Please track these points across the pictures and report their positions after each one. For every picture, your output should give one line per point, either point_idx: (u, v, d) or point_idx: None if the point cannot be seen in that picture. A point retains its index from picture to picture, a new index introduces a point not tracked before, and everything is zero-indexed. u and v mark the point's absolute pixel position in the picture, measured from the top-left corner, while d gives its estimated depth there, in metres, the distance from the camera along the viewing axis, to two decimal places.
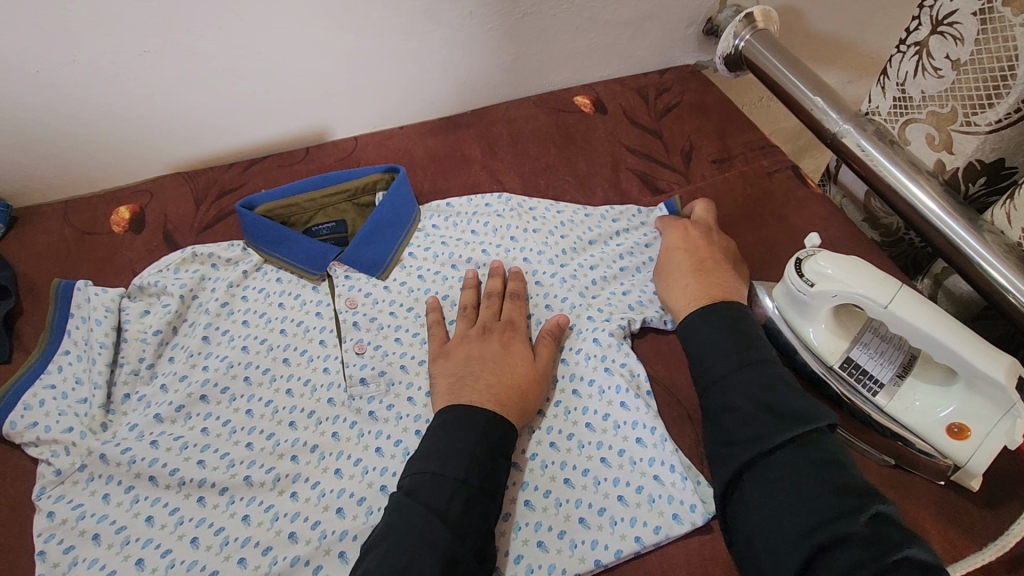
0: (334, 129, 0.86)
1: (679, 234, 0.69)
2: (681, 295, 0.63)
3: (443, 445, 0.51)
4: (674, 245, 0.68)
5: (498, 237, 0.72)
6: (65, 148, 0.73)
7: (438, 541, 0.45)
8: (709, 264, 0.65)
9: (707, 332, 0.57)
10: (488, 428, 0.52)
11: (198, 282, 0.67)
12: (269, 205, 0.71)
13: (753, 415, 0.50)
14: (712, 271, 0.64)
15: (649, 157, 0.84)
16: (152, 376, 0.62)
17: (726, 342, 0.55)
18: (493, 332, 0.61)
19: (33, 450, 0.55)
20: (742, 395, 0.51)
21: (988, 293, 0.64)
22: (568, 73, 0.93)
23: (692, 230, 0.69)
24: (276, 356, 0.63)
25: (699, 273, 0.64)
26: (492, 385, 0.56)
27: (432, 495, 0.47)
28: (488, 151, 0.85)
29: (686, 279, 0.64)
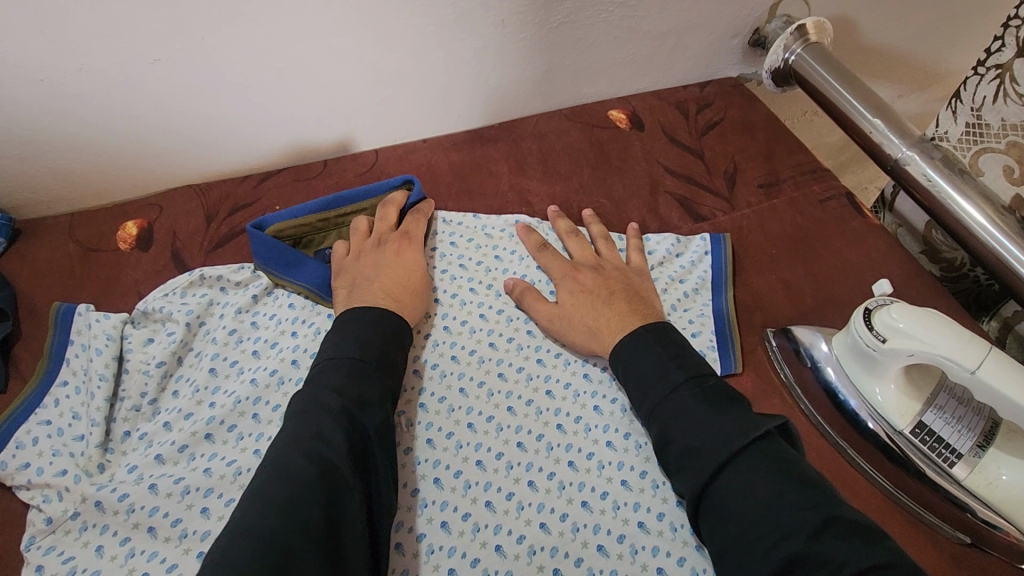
0: (354, 142, 0.81)
1: (572, 274, 0.64)
2: (603, 329, 0.59)
3: (335, 337, 0.54)
4: (568, 285, 0.63)
5: (524, 265, 0.68)
6: (70, 158, 0.69)
7: (331, 408, 0.49)
8: (623, 292, 0.61)
9: (639, 351, 0.54)
10: (377, 325, 0.56)
11: (205, 308, 0.63)
12: (281, 225, 0.66)
13: (699, 424, 0.48)
14: (623, 298, 0.60)
15: (689, 179, 0.78)
16: (155, 411, 0.57)
17: (655, 367, 0.53)
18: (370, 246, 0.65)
19: (24, 493, 0.51)
20: (682, 420, 0.49)
21: None
22: (603, 84, 0.87)
23: (580, 270, 0.64)
24: (287, 392, 0.59)
25: (611, 304, 0.60)
26: (386, 286, 0.61)
27: (329, 377, 0.51)
28: (516, 168, 0.80)
29: (597, 311, 0.60)
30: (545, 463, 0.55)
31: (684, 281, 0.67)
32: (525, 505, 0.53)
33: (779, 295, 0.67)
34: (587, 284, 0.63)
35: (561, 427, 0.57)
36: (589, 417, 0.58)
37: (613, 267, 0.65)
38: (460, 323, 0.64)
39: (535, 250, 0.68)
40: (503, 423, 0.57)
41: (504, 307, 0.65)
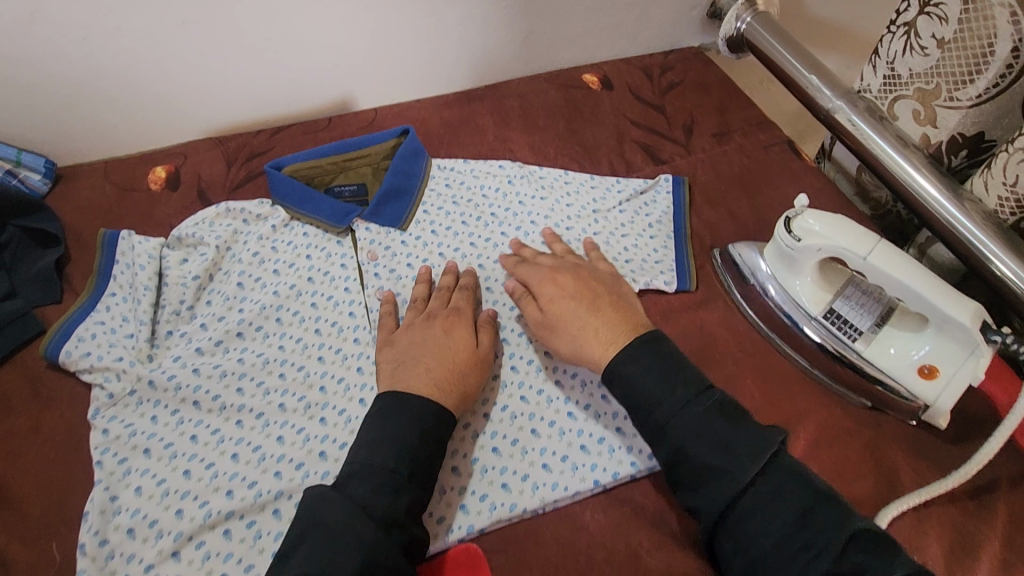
0: (356, 100, 0.91)
1: (553, 278, 0.64)
2: (590, 339, 0.59)
3: (373, 433, 0.53)
4: (548, 289, 0.63)
5: (508, 201, 0.79)
6: (106, 112, 0.79)
7: (360, 528, 0.46)
8: (607, 297, 0.61)
9: (637, 366, 0.55)
10: (421, 415, 0.54)
11: (232, 235, 0.73)
12: (295, 166, 0.77)
13: (709, 451, 0.50)
14: (608, 305, 0.61)
15: (652, 130, 0.89)
16: (191, 316, 0.67)
17: (656, 383, 0.54)
18: (438, 318, 0.63)
19: (87, 376, 0.61)
20: (695, 436, 0.51)
21: (969, 259, 0.69)
22: (577, 51, 0.98)
23: (559, 275, 0.64)
24: (305, 301, 0.69)
25: (596, 310, 0.60)
26: (433, 370, 0.57)
27: (359, 488, 0.49)
28: (501, 122, 0.90)
29: (582, 319, 0.60)
30: (526, 351, 0.65)
31: (649, 214, 0.78)
32: (509, 383, 0.63)
33: (726, 224, 0.78)
34: (568, 287, 0.63)
35: None
36: None
37: (577, 267, 0.65)
38: (452, 248, 0.74)
39: (511, 266, 0.68)
40: (491, 324, 0.68)
41: (490, 236, 0.76)
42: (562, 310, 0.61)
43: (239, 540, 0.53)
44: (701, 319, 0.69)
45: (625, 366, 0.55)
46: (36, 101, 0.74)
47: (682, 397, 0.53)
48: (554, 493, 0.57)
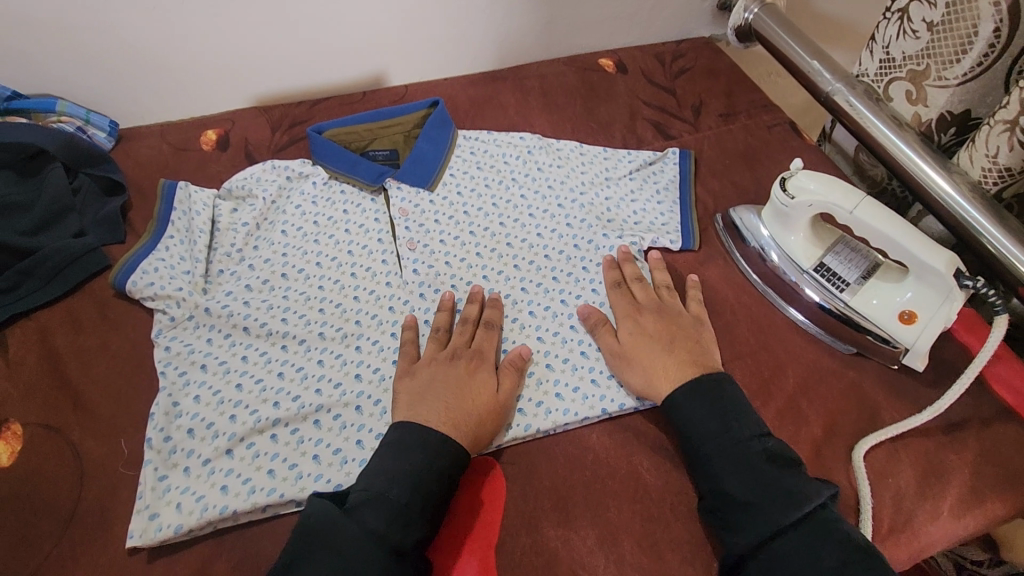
0: (389, 76, 1.00)
1: (634, 315, 0.67)
2: (659, 377, 0.62)
3: (387, 466, 0.54)
4: (626, 325, 0.66)
5: (527, 167, 0.85)
6: (166, 78, 0.87)
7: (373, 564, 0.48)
8: (683, 344, 0.64)
9: (691, 402, 0.59)
10: (438, 452, 0.55)
11: (278, 190, 0.80)
12: (335, 131, 0.85)
13: (750, 488, 0.53)
14: (683, 350, 0.64)
15: (663, 109, 0.95)
16: (240, 258, 0.74)
17: (713, 426, 0.57)
18: (460, 358, 0.63)
19: (150, 303, 0.69)
20: (739, 474, 0.54)
21: (961, 234, 0.73)
22: (595, 37, 1.05)
23: (643, 311, 0.68)
24: (342, 249, 0.76)
25: (669, 353, 0.63)
26: (453, 408, 0.58)
27: (374, 518, 0.51)
28: (522, 99, 0.97)
29: (658, 357, 0.63)
30: (542, 299, 0.72)
31: (658, 183, 0.84)
32: (526, 325, 0.70)
33: (729, 192, 0.84)
34: (649, 328, 0.65)
35: (555, 277, 0.74)
36: (578, 273, 0.74)
37: (659, 307, 0.68)
38: (475, 208, 0.81)
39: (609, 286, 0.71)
40: (510, 274, 0.74)
41: (510, 198, 0.82)
42: (642, 347, 0.64)
43: (284, 444, 0.60)
44: (703, 276, 0.75)
45: (689, 416, 0.59)
46: (106, 64, 0.83)
47: (734, 437, 0.56)
48: (565, 418, 0.62)
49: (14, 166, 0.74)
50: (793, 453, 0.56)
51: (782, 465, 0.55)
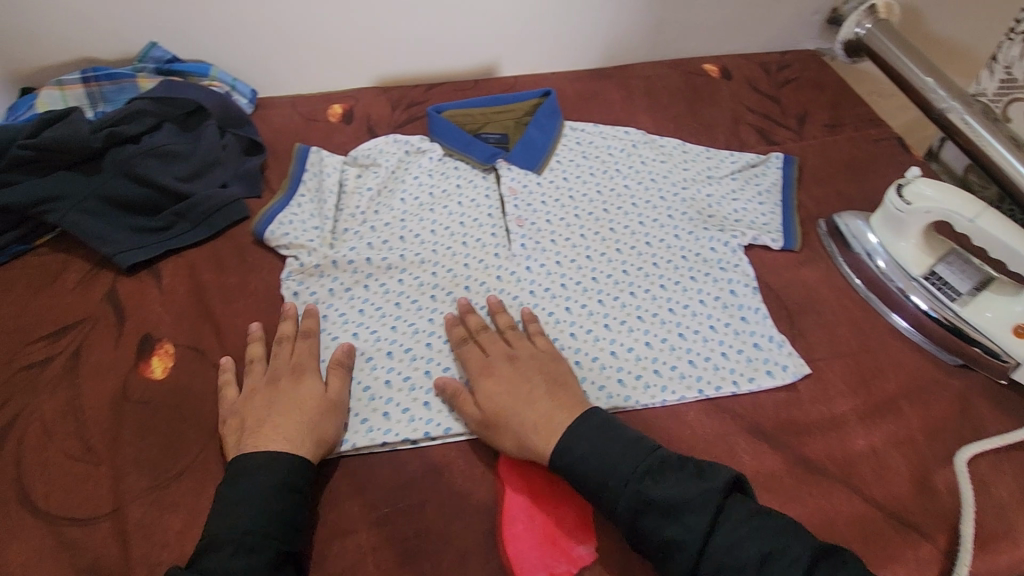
0: (501, 67, 1.05)
1: (487, 372, 0.62)
2: (530, 431, 0.57)
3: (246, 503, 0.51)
4: (488, 382, 0.61)
5: (631, 161, 0.89)
6: (303, 53, 0.96)
7: None
8: (543, 385, 0.60)
9: (592, 442, 0.54)
10: (271, 467, 0.53)
11: (398, 162, 0.87)
12: (454, 112, 0.91)
13: (653, 520, 0.50)
14: (544, 395, 0.59)
15: (766, 116, 0.97)
16: (362, 219, 0.80)
17: (598, 467, 0.53)
18: (276, 378, 0.61)
19: (285, 251, 0.75)
20: (650, 511, 0.51)
21: None
22: (701, 44, 1.08)
23: (495, 366, 0.62)
24: (455, 220, 0.81)
25: (532, 402, 0.58)
26: (278, 422, 0.56)
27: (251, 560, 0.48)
28: (627, 97, 1.00)
29: (527, 409, 0.58)
30: (643, 282, 0.74)
31: (760, 185, 0.86)
32: (626, 304, 0.72)
33: (833, 199, 0.85)
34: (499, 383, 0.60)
35: (656, 263, 0.76)
36: (678, 261, 0.76)
37: (538, 360, 0.62)
38: (581, 194, 0.84)
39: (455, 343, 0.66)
40: (612, 256, 0.77)
41: (614, 187, 0.85)
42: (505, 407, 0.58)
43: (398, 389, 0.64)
44: (804, 276, 0.75)
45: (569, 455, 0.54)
46: (256, 37, 0.92)
47: (623, 475, 0.52)
48: (663, 394, 0.64)
49: (175, 120, 0.82)
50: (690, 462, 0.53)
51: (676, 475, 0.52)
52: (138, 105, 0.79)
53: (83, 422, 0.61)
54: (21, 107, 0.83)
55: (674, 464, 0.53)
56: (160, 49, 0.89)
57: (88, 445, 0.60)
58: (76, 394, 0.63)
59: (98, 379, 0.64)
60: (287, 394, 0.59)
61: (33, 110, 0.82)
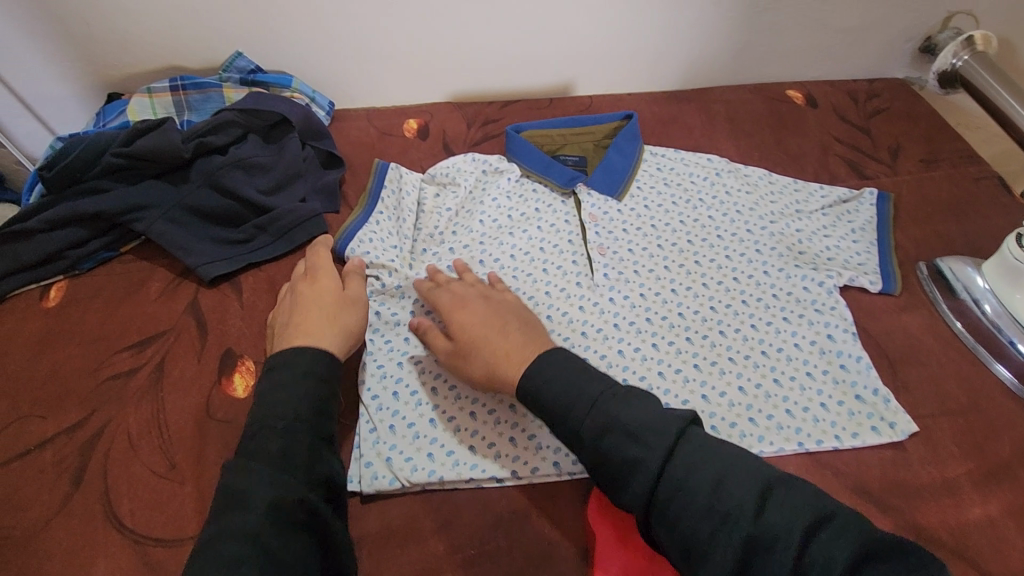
0: (578, 86, 1.03)
1: (460, 306, 0.65)
2: (501, 360, 0.60)
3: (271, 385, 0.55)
4: (460, 315, 0.64)
5: (715, 190, 0.85)
6: (383, 66, 0.95)
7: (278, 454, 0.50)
8: (514, 322, 0.63)
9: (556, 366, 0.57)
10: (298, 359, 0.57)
11: (476, 182, 0.85)
12: (533, 133, 0.89)
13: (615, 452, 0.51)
14: (516, 329, 0.62)
15: (856, 147, 0.93)
16: (440, 240, 0.79)
17: (555, 405, 0.55)
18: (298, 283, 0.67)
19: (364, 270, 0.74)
20: (622, 422, 0.52)
21: None
22: (785, 69, 1.04)
23: (465, 303, 0.65)
24: (534, 245, 0.78)
25: (504, 333, 0.62)
26: (301, 314, 0.62)
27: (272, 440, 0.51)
28: (708, 122, 0.97)
29: (495, 339, 0.61)
30: (733, 321, 0.70)
31: (853, 221, 0.81)
32: (716, 343, 0.68)
33: (933, 241, 0.80)
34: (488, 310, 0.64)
35: (745, 301, 0.72)
36: (769, 300, 0.72)
37: (499, 308, 0.65)
38: (663, 222, 0.81)
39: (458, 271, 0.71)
40: (698, 291, 0.74)
41: (698, 217, 0.82)
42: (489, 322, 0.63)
43: (482, 422, 0.62)
44: (906, 322, 0.71)
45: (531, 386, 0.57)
46: (339, 50, 0.92)
47: (578, 417, 0.54)
48: (760, 445, 0.60)
49: (259, 131, 0.82)
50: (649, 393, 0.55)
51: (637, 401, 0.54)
52: (227, 117, 0.78)
53: (166, 436, 0.61)
54: (110, 112, 0.85)
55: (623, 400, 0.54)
56: (245, 59, 0.89)
57: (173, 462, 0.59)
58: (160, 407, 0.63)
59: (181, 393, 0.64)
60: (309, 297, 0.64)
61: (122, 116, 0.84)
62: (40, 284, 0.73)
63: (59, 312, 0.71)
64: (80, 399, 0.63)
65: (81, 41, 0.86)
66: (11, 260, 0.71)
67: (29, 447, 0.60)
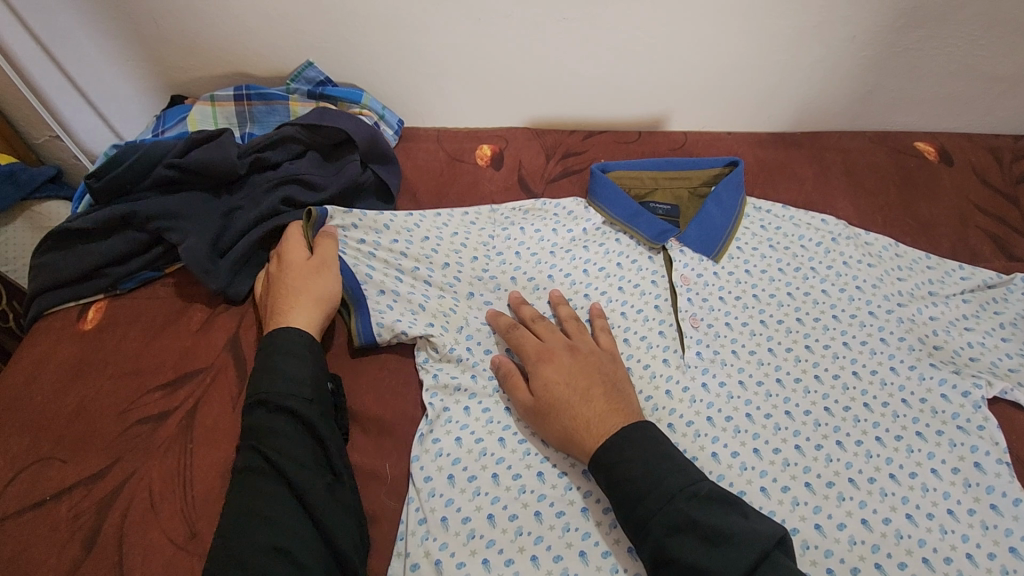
0: (671, 120, 0.92)
1: (545, 358, 0.59)
2: (580, 428, 0.54)
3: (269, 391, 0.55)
4: (545, 369, 0.58)
5: (830, 258, 0.73)
6: (460, 87, 0.87)
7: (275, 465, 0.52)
8: (600, 384, 0.56)
9: (632, 447, 0.50)
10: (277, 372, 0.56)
11: (550, 226, 0.76)
12: (620, 174, 0.79)
13: (695, 544, 0.45)
14: (602, 394, 0.56)
15: (1001, 220, 0.80)
16: (496, 285, 0.70)
17: (641, 476, 0.49)
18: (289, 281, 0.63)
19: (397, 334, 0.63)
20: (696, 524, 0.46)
21: None
22: (914, 117, 0.91)
23: (555, 353, 0.60)
24: (614, 308, 0.68)
25: (587, 399, 0.55)
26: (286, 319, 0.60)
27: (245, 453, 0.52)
28: (821, 173, 0.85)
29: (575, 405, 0.55)
30: (853, 430, 0.59)
31: (1000, 314, 0.68)
32: (833, 458, 0.57)
33: None
34: (565, 363, 0.58)
35: (868, 405, 0.60)
36: (898, 406, 0.60)
37: (597, 357, 0.60)
38: (767, 293, 0.70)
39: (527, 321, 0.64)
40: (810, 385, 0.62)
41: (810, 290, 0.70)
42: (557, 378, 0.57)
43: (548, 527, 0.54)
44: None
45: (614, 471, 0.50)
46: (416, 67, 0.84)
47: (667, 490, 0.47)
48: None
49: (321, 149, 0.75)
50: (730, 492, 0.48)
51: (714, 503, 0.47)
52: (288, 131, 0.72)
53: (191, 501, 0.54)
54: (170, 118, 0.80)
55: (717, 496, 0.48)
56: (316, 69, 0.81)
57: (194, 533, 0.52)
58: (186, 463, 0.56)
59: (211, 447, 0.57)
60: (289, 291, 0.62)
61: (182, 124, 0.79)
62: (79, 302, 0.68)
63: (96, 337, 0.65)
64: (105, 444, 0.57)
65: (147, 39, 0.81)
66: (52, 276, 0.66)
67: (45, 497, 0.54)
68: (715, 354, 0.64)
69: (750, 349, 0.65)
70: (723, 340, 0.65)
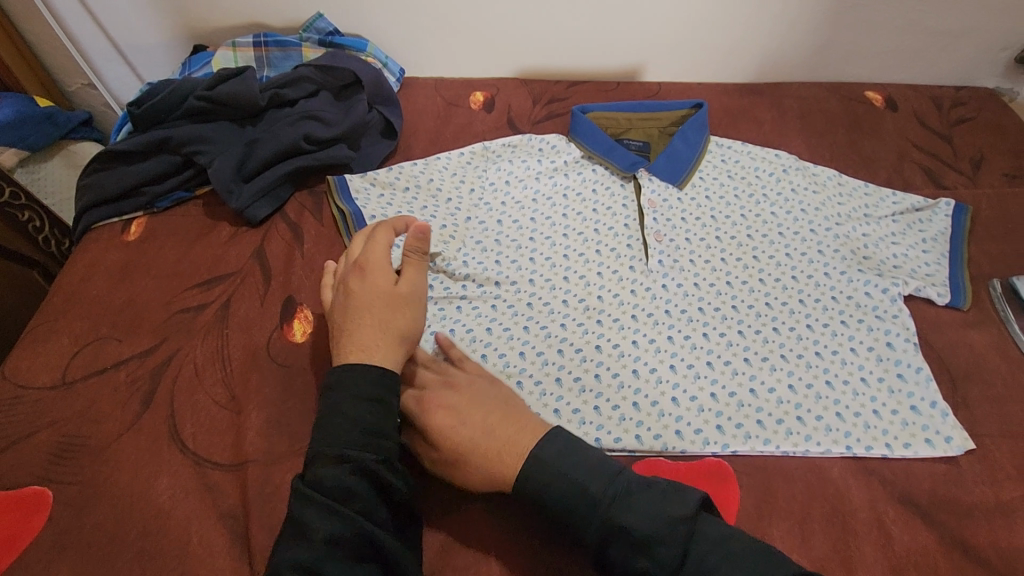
0: (647, 71, 1.01)
1: None
2: None
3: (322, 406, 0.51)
4: None
5: (780, 186, 0.83)
6: (455, 38, 0.96)
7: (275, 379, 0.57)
8: None
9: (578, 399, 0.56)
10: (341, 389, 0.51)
11: (535, 159, 0.85)
12: (598, 113, 0.88)
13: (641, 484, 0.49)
14: None
15: (936, 156, 0.90)
16: (487, 209, 0.80)
17: None
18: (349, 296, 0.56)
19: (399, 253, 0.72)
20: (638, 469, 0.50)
21: None
22: (867, 68, 1.00)
23: None
24: (589, 225, 0.78)
25: None
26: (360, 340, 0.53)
27: None
28: (780, 117, 0.95)
29: None
30: (787, 319, 0.69)
31: (925, 232, 0.78)
32: (769, 339, 0.68)
33: (1008, 260, 0.77)
34: None
35: (803, 300, 0.71)
36: (827, 301, 0.71)
37: None
38: (723, 214, 0.80)
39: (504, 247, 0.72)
40: (754, 286, 0.72)
41: (760, 212, 0.80)
42: None
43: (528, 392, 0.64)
44: (971, 339, 0.69)
45: (538, 458, 0.50)
46: (416, 20, 0.93)
47: None
48: (806, 444, 0.60)
49: (331, 89, 0.85)
50: None
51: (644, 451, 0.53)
52: (303, 72, 0.82)
53: (229, 371, 0.64)
54: (196, 62, 0.89)
55: None
56: (325, 20, 0.91)
57: (232, 394, 0.63)
58: (223, 343, 0.66)
59: (243, 332, 0.67)
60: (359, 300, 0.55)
61: (207, 67, 0.89)
62: (122, 218, 0.77)
63: (139, 246, 0.75)
64: (153, 328, 0.67)
65: None
66: (98, 194, 0.76)
67: (106, 366, 0.64)
68: (675, 261, 0.74)
69: (705, 258, 0.75)
70: (683, 251, 0.75)
